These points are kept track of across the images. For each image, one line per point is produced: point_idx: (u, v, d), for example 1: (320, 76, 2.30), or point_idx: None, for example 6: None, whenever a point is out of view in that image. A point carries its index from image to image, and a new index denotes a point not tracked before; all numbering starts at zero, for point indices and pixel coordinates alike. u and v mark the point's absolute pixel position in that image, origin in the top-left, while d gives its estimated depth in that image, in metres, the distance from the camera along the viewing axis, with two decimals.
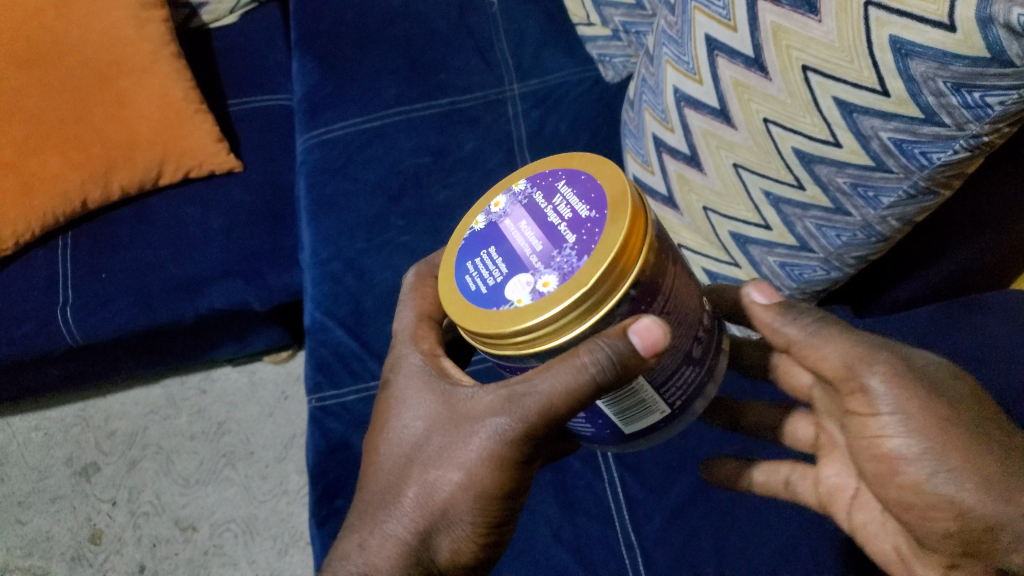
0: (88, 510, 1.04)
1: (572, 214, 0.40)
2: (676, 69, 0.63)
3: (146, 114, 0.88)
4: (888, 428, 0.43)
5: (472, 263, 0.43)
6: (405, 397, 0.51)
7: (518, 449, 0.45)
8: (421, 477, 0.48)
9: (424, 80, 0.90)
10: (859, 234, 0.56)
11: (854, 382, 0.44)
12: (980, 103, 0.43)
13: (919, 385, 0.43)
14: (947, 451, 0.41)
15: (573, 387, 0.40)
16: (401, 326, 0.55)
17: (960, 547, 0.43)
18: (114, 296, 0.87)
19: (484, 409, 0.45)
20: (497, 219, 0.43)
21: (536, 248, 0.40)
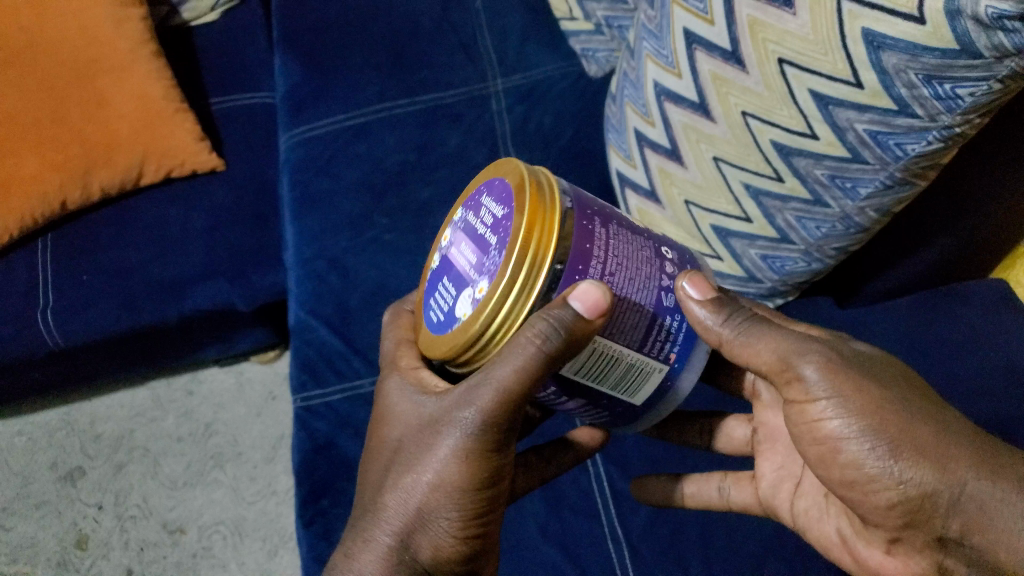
0: (74, 514, 1.03)
1: (491, 221, 0.43)
2: (655, 63, 0.63)
3: (126, 114, 0.88)
4: (825, 412, 0.44)
5: (431, 295, 0.46)
6: (389, 408, 0.52)
7: (485, 436, 0.45)
8: (399, 479, 0.48)
9: (406, 76, 0.89)
10: (838, 225, 0.56)
11: (789, 370, 0.45)
12: (951, 94, 0.44)
13: (851, 368, 0.44)
14: (886, 427, 0.42)
15: (525, 363, 0.41)
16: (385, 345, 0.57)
17: (903, 519, 0.44)
18: (97, 299, 0.86)
19: (449, 403, 0.46)
20: (442, 249, 0.47)
21: (471, 261, 0.43)
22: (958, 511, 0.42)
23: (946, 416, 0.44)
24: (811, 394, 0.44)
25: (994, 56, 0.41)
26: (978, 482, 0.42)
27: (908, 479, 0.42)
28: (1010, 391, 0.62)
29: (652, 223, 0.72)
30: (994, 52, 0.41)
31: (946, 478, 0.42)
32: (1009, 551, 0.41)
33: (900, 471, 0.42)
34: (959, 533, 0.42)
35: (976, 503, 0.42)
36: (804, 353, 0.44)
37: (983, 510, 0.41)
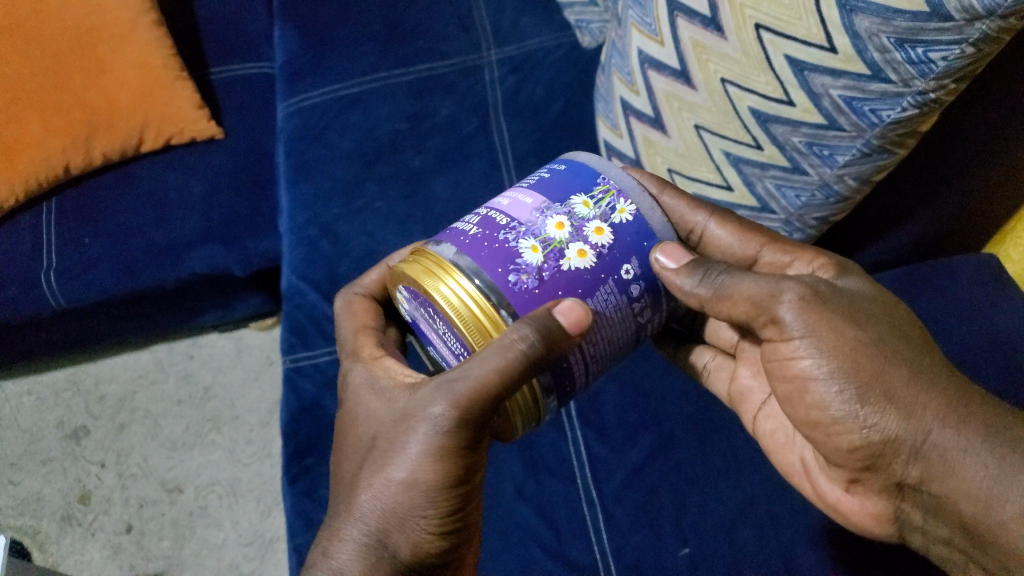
0: (78, 471, 1.06)
1: (456, 348, 0.47)
2: (640, 32, 0.62)
3: (125, 81, 0.89)
4: (801, 352, 0.43)
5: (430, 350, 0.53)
6: (356, 409, 0.51)
7: (459, 437, 0.44)
8: (371, 475, 0.46)
9: (401, 47, 0.90)
10: (817, 194, 0.56)
11: (766, 311, 0.44)
12: (924, 59, 0.44)
13: (830, 305, 0.43)
14: (858, 371, 0.42)
15: (502, 365, 0.41)
16: (348, 338, 0.57)
17: (865, 463, 0.44)
18: (96, 261, 0.87)
19: (423, 398, 0.45)
20: (416, 321, 0.51)
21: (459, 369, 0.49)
22: (918, 459, 0.42)
23: (923, 361, 0.43)
24: (788, 333, 0.44)
25: (964, 18, 0.41)
26: (944, 431, 0.41)
27: (873, 424, 0.42)
28: (986, 367, 0.62)
29: None
30: (964, 15, 0.41)
31: (911, 425, 0.42)
32: (967, 503, 0.40)
33: (865, 416, 0.42)
34: (918, 480, 0.42)
35: (937, 452, 0.41)
36: (780, 293, 0.44)
37: (943, 459, 0.41)
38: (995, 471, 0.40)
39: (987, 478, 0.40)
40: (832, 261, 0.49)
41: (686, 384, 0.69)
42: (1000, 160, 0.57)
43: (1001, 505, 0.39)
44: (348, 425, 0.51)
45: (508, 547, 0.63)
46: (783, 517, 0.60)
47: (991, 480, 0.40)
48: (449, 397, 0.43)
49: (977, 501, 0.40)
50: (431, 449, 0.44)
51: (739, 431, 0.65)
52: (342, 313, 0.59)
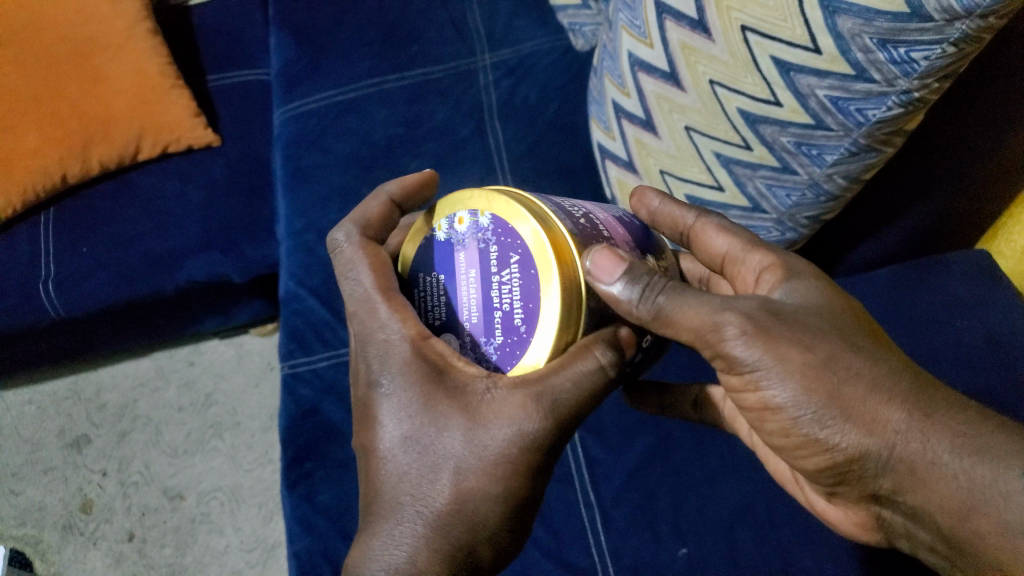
0: (79, 480, 1.06)
1: (511, 300, 0.43)
2: (630, 34, 0.63)
3: (121, 90, 0.89)
4: (759, 383, 0.42)
5: (419, 290, 0.48)
6: (395, 404, 0.44)
7: (546, 446, 0.43)
8: (445, 489, 0.42)
9: (396, 52, 0.91)
10: (808, 193, 0.57)
11: (708, 343, 0.42)
12: (906, 58, 0.44)
13: (775, 332, 0.41)
14: (816, 395, 0.41)
15: (592, 381, 0.41)
16: (358, 293, 0.47)
17: (835, 478, 0.44)
18: (95, 271, 0.88)
19: (505, 407, 0.41)
20: (456, 248, 0.46)
21: (471, 322, 0.45)
22: (890, 471, 0.42)
23: (880, 370, 0.42)
24: (741, 366, 0.41)
25: (944, 18, 0.41)
26: (908, 445, 0.41)
27: (836, 446, 0.42)
28: (978, 364, 0.63)
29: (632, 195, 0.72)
30: (943, 15, 0.41)
31: (876, 443, 0.41)
32: (944, 515, 0.42)
33: (827, 437, 0.42)
34: (891, 491, 0.43)
35: (907, 465, 0.41)
36: (722, 327, 0.41)
37: (914, 472, 0.41)
38: (969, 479, 0.41)
39: (961, 489, 0.41)
40: (777, 263, 0.48)
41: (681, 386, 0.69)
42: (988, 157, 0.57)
43: (978, 515, 0.41)
44: (378, 415, 0.45)
45: None
46: (780, 517, 0.60)
47: (963, 492, 0.41)
48: (542, 411, 0.41)
49: (955, 512, 0.41)
50: (517, 462, 0.42)
51: None
52: (352, 256, 0.48)
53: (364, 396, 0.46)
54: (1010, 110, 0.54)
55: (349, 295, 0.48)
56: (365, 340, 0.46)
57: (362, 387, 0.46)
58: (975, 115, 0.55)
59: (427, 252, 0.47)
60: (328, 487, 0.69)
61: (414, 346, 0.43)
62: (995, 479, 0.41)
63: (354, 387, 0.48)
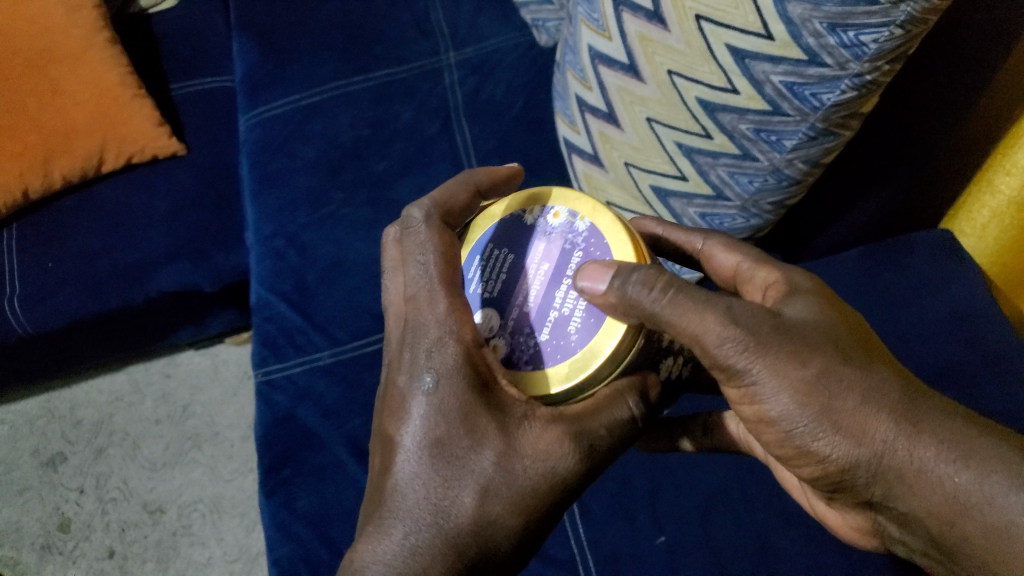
0: (56, 499, 1.05)
1: (573, 305, 0.45)
2: (589, 28, 0.63)
3: (81, 102, 0.88)
4: (754, 397, 0.41)
5: (483, 261, 0.48)
6: (434, 409, 0.42)
7: (570, 483, 0.43)
8: (470, 505, 0.42)
9: (360, 54, 0.90)
10: (769, 179, 0.57)
11: (706, 353, 0.41)
12: (856, 42, 0.45)
13: (777, 347, 0.40)
14: (808, 405, 0.40)
15: (622, 425, 0.43)
16: (421, 280, 0.45)
17: (831, 485, 0.44)
18: (62, 286, 0.87)
19: (544, 439, 0.42)
20: (542, 239, 0.48)
21: (523, 310, 0.46)
22: (880, 480, 0.42)
23: (874, 379, 0.41)
24: (739, 380, 0.41)
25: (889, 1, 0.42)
26: (898, 452, 0.41)
27: (829, 457, 0.42)
28: (947, 342, 0.64)
29: (598, 188, 0.72)
30: None
31: (864, 454, 0.41)
32: (933, 521, 0.42)
33: (821, 448, 0.41)
34: (883, 497, 0.43)
35: (895, 473, 0.41)
36: (722, 342, 0.40)
37: (902, 479, 0.41)
38: (954, 485, 0.41)
39: (947, 494, 0.41)
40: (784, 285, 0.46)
41: None
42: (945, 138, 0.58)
43: (965, 520, 0.41)
44: (414, 413, 0.43)
45: None
46: (758, 501, 0.61)
47: (951, 496, 0.41)
48: (576, 450, 0.43)
49: (941, 516, 0.41)
50: (541, 495, 0.43)
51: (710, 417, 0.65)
52: (425, 238, 0.46)
53: (402, 389, 0.44)
54: (968, 89, 0.54)
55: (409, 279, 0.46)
56: (417, 332, 0.44)
57: (401, 378, 0.44)
58: (931, 96, 0.55)
59: (508, 233, 0.49)
60: (306, 493, 0.69)
61: (470, 356, 0.43)
62: (981, 484, 0.40)
63: (386, 374, 0.46)
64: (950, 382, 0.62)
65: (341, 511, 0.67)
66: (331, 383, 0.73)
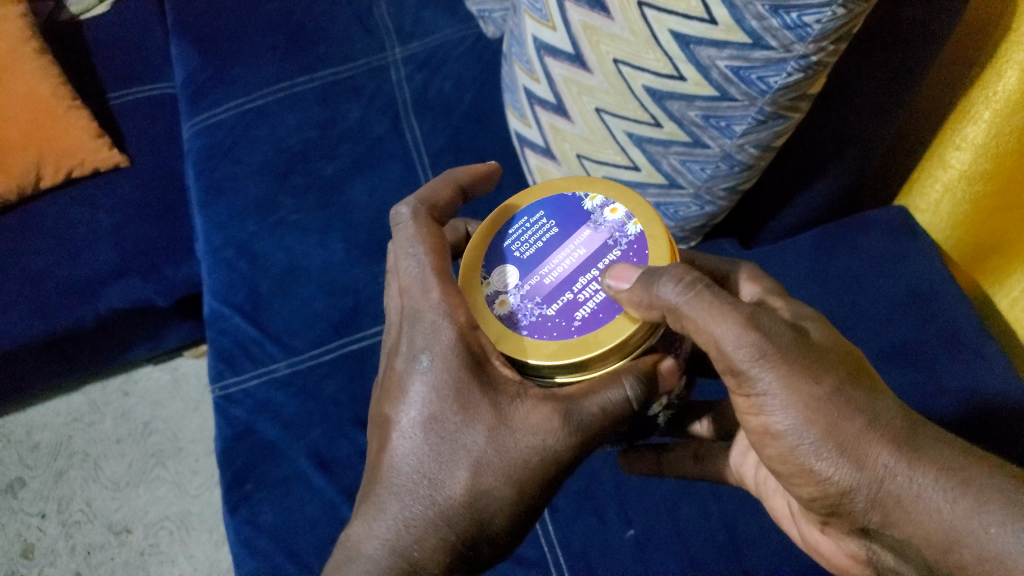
0: (17, 525, 1.02)
1: (588, 298, 0.43)
2: (532, 18, 0.62)
3: (14, 117, 0.85)
4: (762, 408, 0.39)
5: (529, 221, 0.47)
6: (428, 388, 0.43)
7: (570, 459, 0.42)
8: (463, 482, 0.41)
9: (304, 55, 0.88)
10: (722, 165, 0.56)
11: (722, 359, 0.39)
12: (799, 23, 0.44)
13: (792, 358, 0.38)
14: (814, 422, 0.38)
15: (618, 410, 0.41)
16: (414, 273, 0.45)
17: (828, 509, 0.41)
18: (8, 307, 0.83)
19: (535, 417, 0.41)
20: (589, 225, 0.45)
21: (541, 281, 0.44)
22: (876, 506, 0.38)
23: (878, 406, 0.38)
24: (749, 388, 0.39)
25: None
26: (896, 478, 0.38)
27: (829, 477, 0.38)
28: (903, 319, 0.64)
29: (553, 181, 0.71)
30: None
31: (862, 479, 0.38)
32: (929, 548, 0.38)
33: (823, 468, 0.38)
34: (879, 524, 0.39)
35: (891, 499, 0.38)
36: (738, 347, 0.38)
37: (899, 505, 0.38)
38: (950, 515, 0.37)
39: (944, 522, 0.37)
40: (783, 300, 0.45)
41: None
42: (889, 118, 0.58)
43: (959, 548, 0.37)
44: (410, 394, 0.43)
45: None
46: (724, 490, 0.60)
47: (947, 524, 0.37)
48: (569, 430, 0.41)
49: (936, 544, 0.37)
50: (537, 471, 0.42)
51: None
52: (413, 233, 0.46)
53: (401, 371, 0.44)
54: (912, 66, 0.54)
55: (404, 262, 0.46)
56: (414, 319, 0.44)
57: (400, 361, 0.44)
58: (883, 73, 0.55)
59: (562, 207, 0.47)
60: (270, 508, 0.66)
61: (464, 338, 0.42)
62: (976, 512, 0.36)
63: (389, 359, 0.47)
64: (910, 358, 0.62)
65: (306, 524, 0.65)
66: (289, 394, 0.71)
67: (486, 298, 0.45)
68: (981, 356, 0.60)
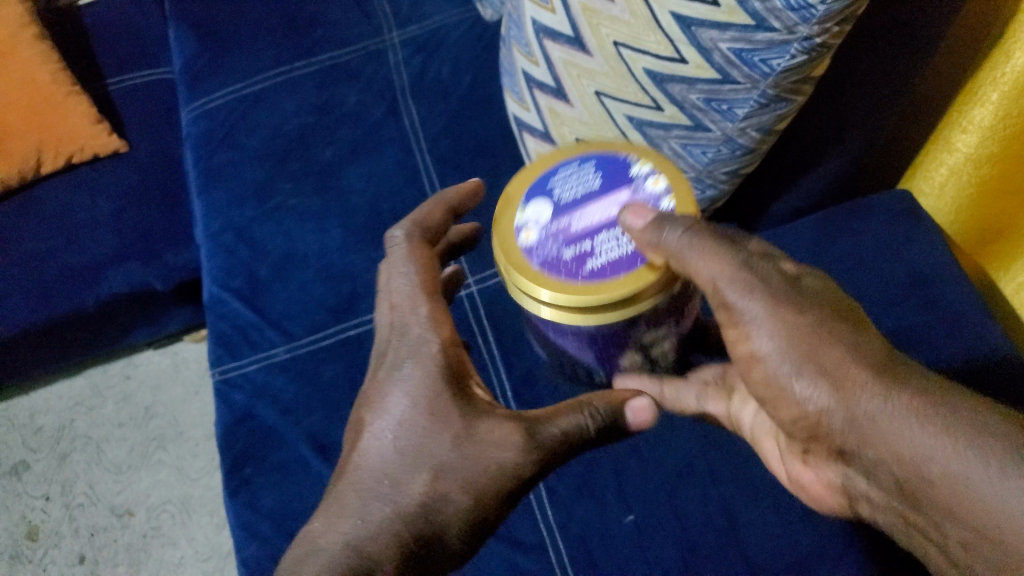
0: (22, 508, 1.02)
1: (599, 248, 0.45)
2: (532, 2, 0.61)
3: (13, 102, 0.85)
4: (747, 335, 0.41)
5: (577, 166, 0.49)
6: (404, 396, 0.45)
7: (528, 479, 0.44)
8: (425, 484, 0.43)
9: (302, 39, 0.88)
10: (723, 148, 0.56)
11: (718, 297, 0.41)
12: (803, 4, 0.43)
13: (780, 292, 0.40)
14: (795, 344, 0.39)
15: (576, 431, 0.45)
16: (404, 290, 0.49)
17: (808, 433, 0.42)
18: (9, 291, 0.84)
19: (501, 432, 0.44)
20: (627, 191, 0.47)
21: (566, 221, 0.46)
22: (852, 430, 0.38)
23: (863, 339, 0.39)
24: (737, 318, 0.41)
25: None
26: (874, 401, 0.37)
27: (807, 396, 0.39)
28: (904, 303, 0.63)
29: None
30: None
31: (837, 401, 0.38)
32: (900, 468, 0.36)
33: (801, 388, 0.39)
34: (854, 445, 0.38)
35: (864, 420, 0.37)
36: (730, 283, 0.41)
37: (874, 424, 0.37)
38: (923, 441, 0.35)
39: (919, 444, 0.35)
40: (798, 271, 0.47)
41: None
42: (895, 101, 0.57)
43: (931, 468, 0.35)
44: (388, 402, 0.45)
45: None
46: (722, 475, 0.61)
47: (926, 447, 0.35)
48: (530, 445, 0.44)
49: (907, 465, 0.36)
50: (497, 486, 0.44)
51: None
52: (408, 255, 0.49)
53: (381, 380, 0.47)
54: (919, 47, 0.54)
55: (392, 281, 0.49)
56: (401, 332, 0.47)
57: (381, 371, 0.47)
58: (889, 55, 0.54)
59: (612, 164, 0.49)
60: (270, 492, 0.66)
61: (446, 353, 0.46)
62: (955, 441, 0.34)
63: (370, 372, 0.49)
64: (911, 342, 0.61)
65: (305, 508, 0.65)
66: (288, 378, 0.71)
67: (514, 228, 0.48)
68: (982, 341, 0.60)
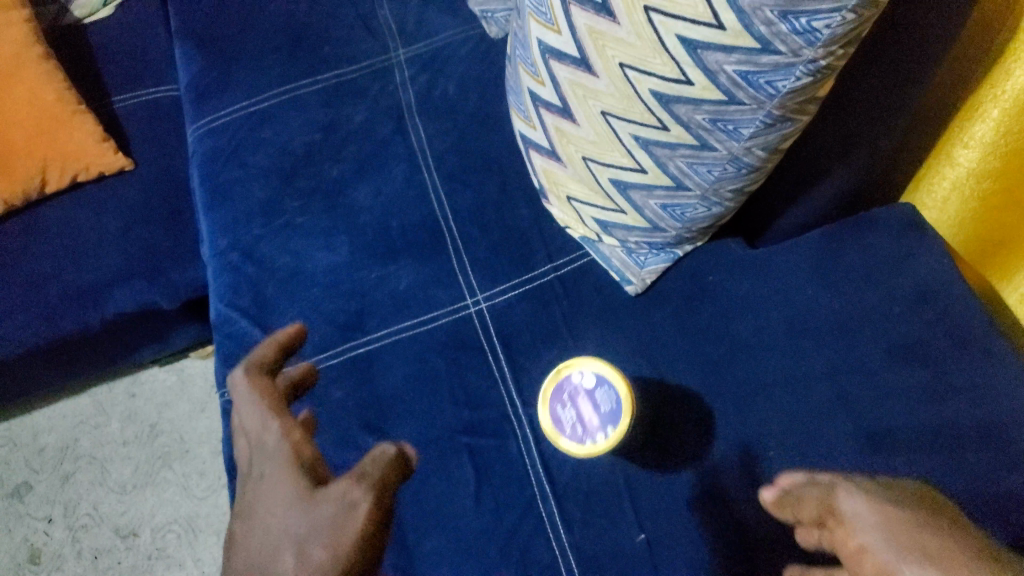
0: (25, 529, 1.02)
1: (568, 402, 0.64)
2: (537, 22, 0.61)
3: (17, 121, 0.84)
4: (854, 532, 0.43)
5: (607, 399, 0.63)
6: (258, 497, 0.45)
7: (378, 529, 0.42)
8: (293, 564, 0.41)
9: (308, 58, 0.89)
10: (729, 166, 0.56)
11: (834, 509, 0.45)
12: (808, 28, 0.44)
13: (877, 494, 0.45)
14: (897, 536, 0.42)
15: (381, 466, 0.45)
16: (246, 417, 0.51)
17: None
18: (14, 312, 0.83)
19: (330, 491, 0.43)
20: (600, 424, 0.63)
21: (579, 387, 0.65)
22: None
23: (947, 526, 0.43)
24: (842, 517, 0.45)
25: None
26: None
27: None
28: (911, 318, 0.63)
29: (558, 183, 0.70)
30: None
31: None
32: None
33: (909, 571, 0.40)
34: None
35: None
36: (840, 494, 0.46)
37: None
38: None
39: None
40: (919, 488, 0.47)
41: (628, 365, 0.67)
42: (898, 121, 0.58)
43: None
44: (250, 511, 0.45)
45: (465, 552, 0.62)
46: (733, 490, 0.60)
47: None
48: (354, 488, 0.43)
49: None
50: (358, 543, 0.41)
51: (682, 413, 0.64)
52: (237, 383, 0.52)
53: (242, 505, 0.47)
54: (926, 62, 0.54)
55: (244, 422, 0.51)
56: (257, 448, 0.48)
57: (249, 487, 0.47)
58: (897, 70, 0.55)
59: (614, 416, 0.62)
60: None
61: (288, 435, 0.47)
62: None
63: (239, 491, 0.48)
64: (918, 356, 0.62)
65: None
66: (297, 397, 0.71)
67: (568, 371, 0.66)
68: (988, 355, 0.61)
